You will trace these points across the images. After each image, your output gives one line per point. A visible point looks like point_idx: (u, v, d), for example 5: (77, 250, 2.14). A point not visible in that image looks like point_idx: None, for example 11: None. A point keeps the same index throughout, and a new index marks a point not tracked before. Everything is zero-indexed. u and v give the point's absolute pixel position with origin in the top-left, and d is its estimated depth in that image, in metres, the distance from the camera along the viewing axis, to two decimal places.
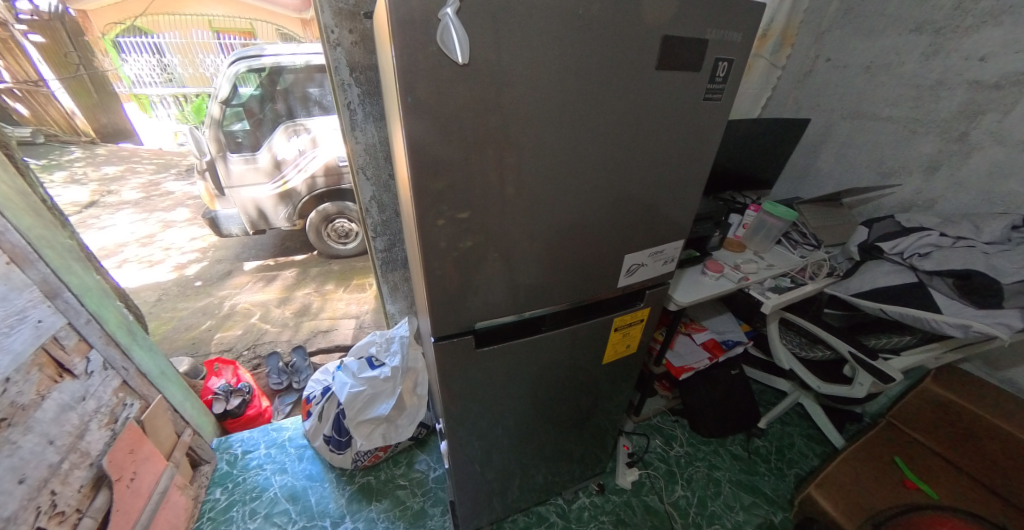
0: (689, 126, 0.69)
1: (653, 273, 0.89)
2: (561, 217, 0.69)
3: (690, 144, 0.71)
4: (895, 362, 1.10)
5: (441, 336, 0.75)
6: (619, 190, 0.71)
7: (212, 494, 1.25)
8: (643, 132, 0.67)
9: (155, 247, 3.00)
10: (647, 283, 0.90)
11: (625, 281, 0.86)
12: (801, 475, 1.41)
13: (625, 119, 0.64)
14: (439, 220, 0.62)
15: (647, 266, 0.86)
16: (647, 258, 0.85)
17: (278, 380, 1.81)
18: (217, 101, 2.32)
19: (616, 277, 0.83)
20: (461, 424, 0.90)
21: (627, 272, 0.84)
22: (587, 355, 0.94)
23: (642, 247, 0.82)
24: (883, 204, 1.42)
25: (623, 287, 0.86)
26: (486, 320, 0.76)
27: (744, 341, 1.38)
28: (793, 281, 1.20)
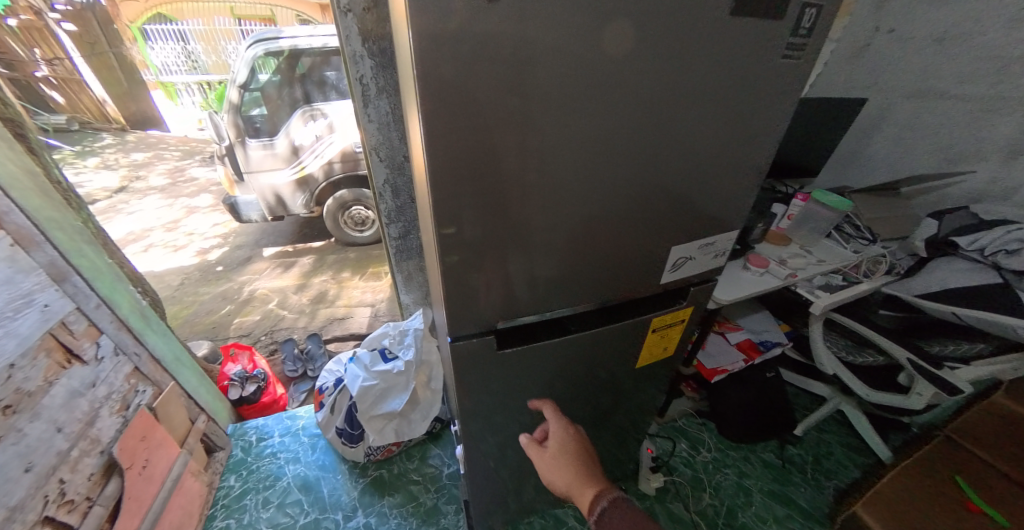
0: (751, 96, 0.59)
1: (699, 269, 0.80)
2: (593, 202, 0.61)
3: (749, 117, 0.61)
4: (962, 373, 0.95)
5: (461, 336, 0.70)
6: (663, 172, 0.61)
7: (226, 481, 1.25)
8: (697, 104, 0.56)
9: (179, 232, 3.06)
10: (693, 280, 0.82)
11: (668, 277, 0.77)
12: (841, 487, 1.29)
13: (675, 84, 0.53)
14: (456, 205, 0.54)
15: (695, 260, 0.77)
16: (696, 251, 0.76)
17: (293, 367, 1.81)
18: (235, 86, 2.28)
19: (659, 272, 0.76)
20: (477, 425, 0.84)
21: (672, 267, 0.76)
22: (614, 357, 0.87)
23: (693, 238, 0.73)
24: (950, 195, 1.27)
25: (667, 283, 0.78)
26: (509, 320, 0.70)
27: (783, 342, 1.26)
28: (845, 279, 1.08)
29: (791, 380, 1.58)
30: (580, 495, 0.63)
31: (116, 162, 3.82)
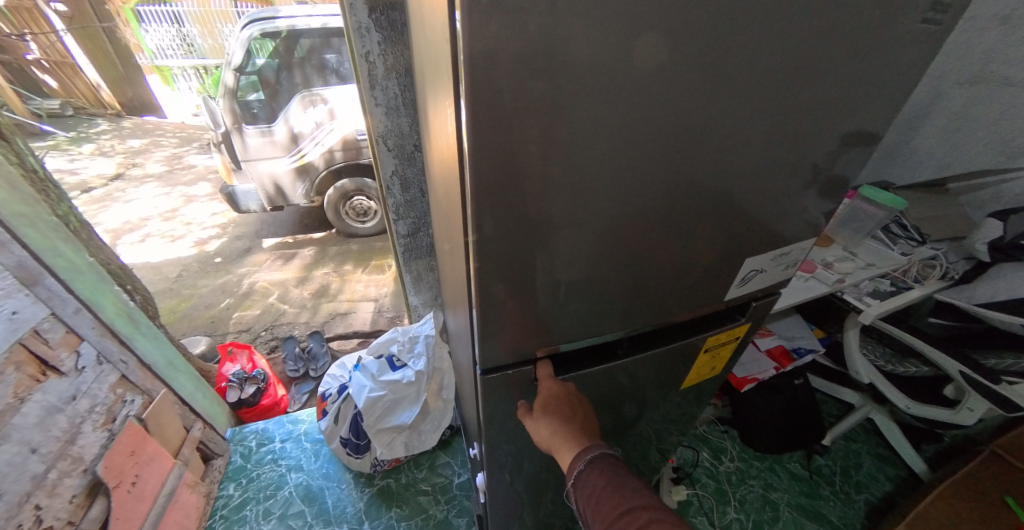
0: (878, 74, 0.44)
1: (768, 282, 0.70)
2: (657, 209, 0.47)
3: (865, 104, 0.47)
4: None
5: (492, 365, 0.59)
6: (743, 174, 0.48)
7: (225, 490, 1.18)
8: (815, 81, 0.42)
9: (177, 222, 2.97)
10: (758, 294, 0.73)
11: (734, 292, 0.68)
12: (873, 501, 1.23)
13: (795, 52, 0.38)
14: None
15: (766, 272, 0.67)
16: (768, 264, 0.66)
17: (294, 367, 1.74)
18: (231, 69, 2.15)
19: (727, 287, 0.65)
20: (498, 446, 0.76)
21: (741, 281, 0.66)
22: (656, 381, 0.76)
23: (770, 249, 0.63)
24: (1006, 191, 1.17)
25: (731, 299, 0.69)
26: (571, 342, 0.60)
27: (819, 350, 1.17)
28: (894, 284, 0.99)
29: (819, 387, 1.50)
30: (562, 456, 0.55)
31: (112, 148, 3.71)
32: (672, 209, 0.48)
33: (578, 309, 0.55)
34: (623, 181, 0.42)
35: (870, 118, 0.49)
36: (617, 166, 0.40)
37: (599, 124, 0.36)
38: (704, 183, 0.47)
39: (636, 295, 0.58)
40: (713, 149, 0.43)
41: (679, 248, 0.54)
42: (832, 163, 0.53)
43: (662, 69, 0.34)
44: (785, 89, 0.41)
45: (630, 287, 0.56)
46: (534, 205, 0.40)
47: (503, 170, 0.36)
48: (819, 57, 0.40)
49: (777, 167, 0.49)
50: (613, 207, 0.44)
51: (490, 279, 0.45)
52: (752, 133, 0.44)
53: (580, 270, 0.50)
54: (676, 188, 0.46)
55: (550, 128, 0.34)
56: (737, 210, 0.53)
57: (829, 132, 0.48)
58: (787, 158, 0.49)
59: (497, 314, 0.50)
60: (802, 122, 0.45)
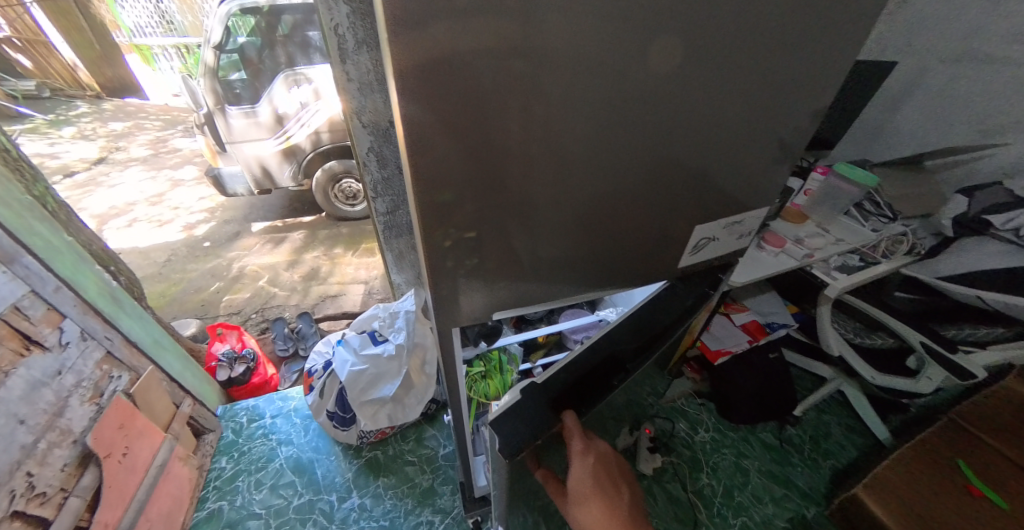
0: (835, 47, 0.45)
1: (721, 249, 0.71)
2: (617, 185, 0.48)
3: (824, 78, 0.48)
4: (978, 357, 0.91)
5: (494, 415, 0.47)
6: (702, 151, 0.49)
7: (217, 463, 1.22)
8: (771, 56, 0.42)
9: (164, 206, 2.94)
10: (711, 262, 0.73)
11: (687, 261, 0.68)
12: (838, 467, 1.29)
13: (749, 24, 0.38)
14: None
15: (718, 240, 0.68)
16: (720, 231, 0.66)
17: (283, 346, 1.76)
18: (210, 47, 2.10)
19: (678, 255, 0.65)
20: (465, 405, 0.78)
21: (692, 249, 0.66)
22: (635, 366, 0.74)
23: (720, 216, 0.62)
24: (982, 169, 1.19)
25: (684, 267, 0.69)
26: (508, 310, 0.57)
27: (791, 325, 1.21)
28: (863, 260, 1.01)
29: (793, 362, 1.54)
30: None
31: (94, 131, 3.63)
32: (634, 183, 0.49)
33: (547, 283, 0.56)
34: (581, 154, 0.42)
35: (829, 89, 0.49)
36: (573, 138, 0.40)
37: (551, 95, 0.36)
38: (664, 154, 0.48)
39: (602, 269, 0.59)
40: (670, 120, 0.44)
41: (644, 220, 0.55)
42: (794, 136, 0.54)
43: (614, 37, 0.34)
44: (741, 59, 0.41)
45: (594, 263, 0.57)
46: (492, 180, 0.40)
47: (456, 146, 0.35)
48: (776, 25, 0.40)
49: (738, 139, 0.50)
50: (574, 179, 0.44)
51: (454, 256, 0.45)
52: (708, 105, 0.44)
53: (546, 244, 0.50)
54: (638, 159, 0.46)
55: (501, 98, 0.34)
56: (698, 183, 0.54)
57: (789, 103, 0.49)
58: (747, 130, 0.50)
59: (462, 290, 0.50)
60: (761, 94, 0.46)
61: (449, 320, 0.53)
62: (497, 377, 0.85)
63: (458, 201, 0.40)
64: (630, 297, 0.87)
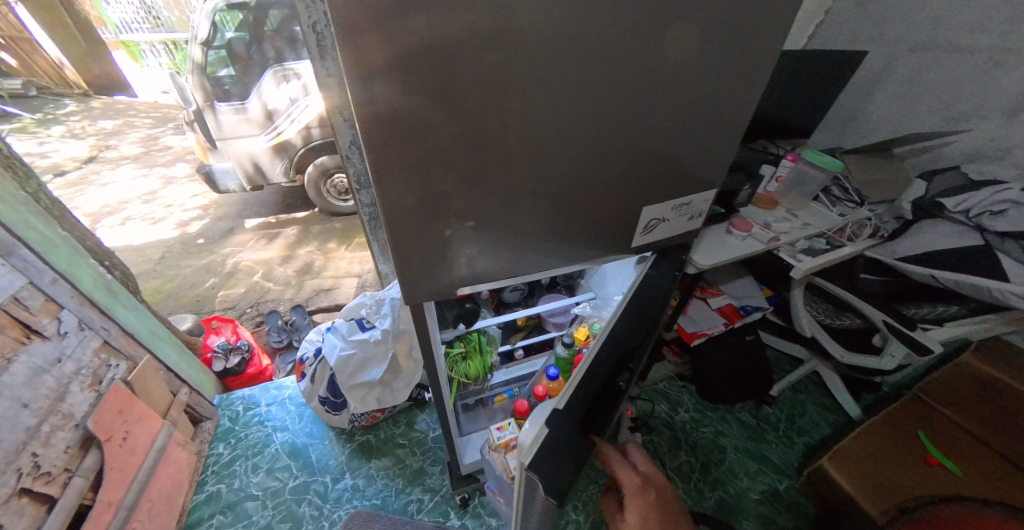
0: None
1: (673, 230, 0.77)
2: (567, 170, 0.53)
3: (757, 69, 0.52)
4: (935, 333, 0.96)
5: (529, 460, 0.49)
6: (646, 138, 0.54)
7: (215, 448, 1.27)
8: None
9: (157, 204, 2.95)
10: (666, 241, 0.79)
11: (641, 240, 0.73)
12: (811, 443, 1.35)
13: None
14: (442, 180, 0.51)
15: (668, 221, 0.73)
16: (670, 212, 0.72)
17: (278, 338, 1.80)
18: (197, 43, 2.09)
19: (631, 236, 0.71)
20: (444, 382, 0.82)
21: (644, 229, 0.72)
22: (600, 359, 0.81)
23: (669, 198, 0.68)
24: (945, 155, 1.24)
25: (640, 246, 0.74)
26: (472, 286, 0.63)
27: (764, 308, 1.27)
28: (829, 242, 1.06)
29: (772, 344, 1.61)
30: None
31: (83, 130, 3.60)
32: (581, 163, 0.56)
33: (510, 257, 0.62)
34: (526, 134, 0.49)
35: (750, 75, 0.56)
36: (515, 119, 0.47)
37: (489, 83, 0.44)
38: (605, 136, 0.54)
39: (562, 246, 0.65)
40: (602, 103, 0.51)
41: (597, 198, 0.61)
42: (728, 119, 0.61)
43: None
44: (658, 49, 0.48)
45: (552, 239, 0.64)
46: (444, 156, 0.47)
47: (407, 128, 0.44)
48: (685, 18, 0.47)
49: (673, 121, 0.57)
50: (524, 159, 0.51)
51: (417, 226, 0.52)
52: (634, 90, 0.51)
53: (504, 217, 0.57)
54: (580, 141, 0.53)
55: (443, 84, 0.42)
56: (643, 163, 0.60)
57: (714, 90, 0.56)
58: (679, 114, 0.56)
59: (428, 260, 0.57)
60: (683, 81, 0.53)
61: (420, 290, 0.60)
62: (477, 357, 0.90)
63: (415, 176, 0.48)
64: (604, 279, 0.98)
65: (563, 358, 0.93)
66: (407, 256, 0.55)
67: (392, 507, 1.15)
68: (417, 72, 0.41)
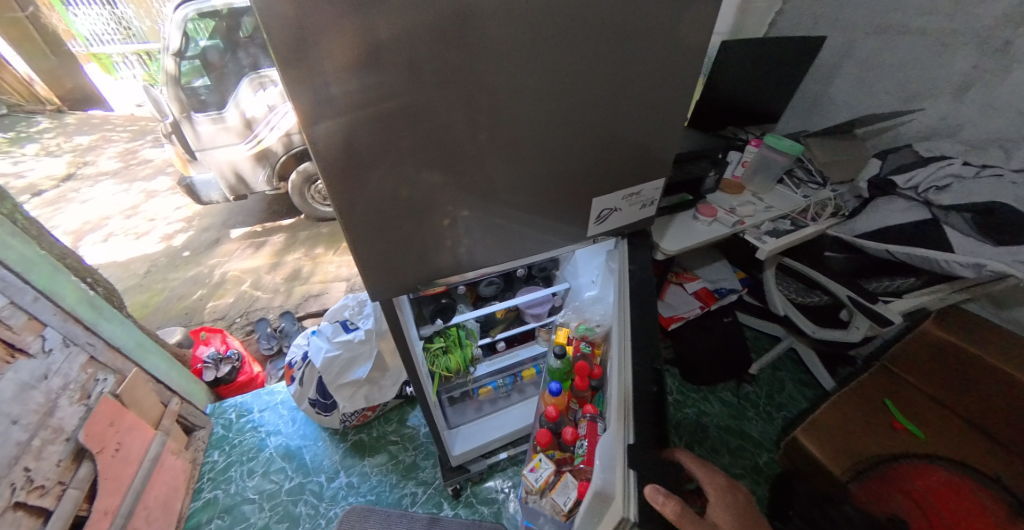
0: None
1: (628, 219, 0.81)
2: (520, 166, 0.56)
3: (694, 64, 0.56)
4: (895, 305, 1.01)
5: (635, 515, 0.44)
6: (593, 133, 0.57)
7: (210, 456, 1.29)
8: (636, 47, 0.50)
9: (139, 218, 2.91)
10: (625, 230, 0.83)
11: (595, 230, 0.79)
12: (790, 417, 1.41)
13: None
14: (401, 182, 0.54)
15: (621, 211, 0.78)
16: (621, 202, 0.76)
17: (268, 345, 1.82)
18: (169, 54, 2.06)
19: (585, 225, 0.76)
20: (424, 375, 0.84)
21: (598, 220, 0.77)
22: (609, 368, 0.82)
23: (617, 189, 0.73)
24: (903, 134, 1.29)
25: (595, 236, 0.80)
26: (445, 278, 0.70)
27: (738, 289, 1.33)
28: (793, 223, 1.10)
29: (750, 323, 1.67)
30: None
31: None
32: (529, 155, 0.61)
33: (467, 244, 0.67)
34: (472, 128, 0.54)
35: (686, 68, 0.61)
36: (459, 114, 0.52)
37: (432, 85, 0.48)
38: (551, 127, 0.59)
39: (518, 231, 0.70)
40: (545, 98, 0.55)
41: (551, 186, 0.66)
42: (671, 109, 0.65)
43: None
44: (591, 45, 0.53)
45: (509, 227, 0.68)
46: (391, 152, 0.52)
47: (357, 126, 0.48)
48: (614, 17, 0.51)
49: (615, 112, 0.61)
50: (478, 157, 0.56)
51: (377, 218, 0.57)
52: (574, 87, 0.56)
53: (462, 209, 0.62)
54: (526, 134, 0.58)
55: (388, 86, 0.46)
56: (591, 151, 0.65)
57: (653, 82, 0.60)
58: (620, 104, 0.61)
59: (392, 251, 0.61)
60: (619, 76, 0.57)
61: (386, 278, 0.64)
62: (457, 351, 0.93)
63: (369, 172, 0.52)
64: (576, 270, 1.07)
65: (557, 368, 0.95)
66: (370, 246, 0.59)
67: (387, 501, 1.18)
68: (362, 75, 0.44)
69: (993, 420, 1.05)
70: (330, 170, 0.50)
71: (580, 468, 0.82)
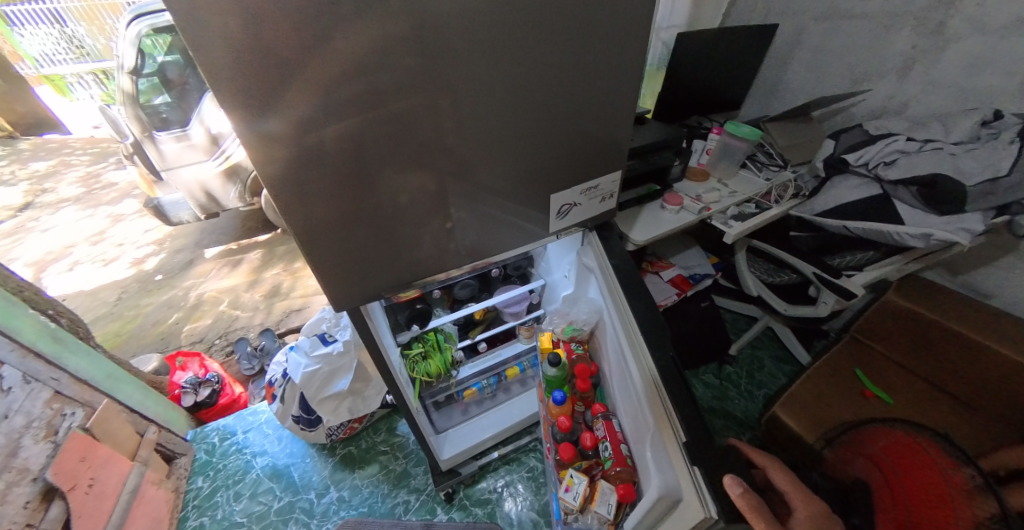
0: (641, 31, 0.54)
1: (590, 213, 0.82)
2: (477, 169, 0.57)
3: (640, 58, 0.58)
4: (857, 279, 1.06)
5: (717, 512, 0.47)
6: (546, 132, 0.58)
7: (194, 483, 1.26)
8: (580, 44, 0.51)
9: (107, 244, 2.77)
10: (587, 223, 0.84)
11: (558, 225, 0.79)
12: (770, 394, 1.45)
13: None
14: (355, 193, 0.55)
15: (581, 205, 0.79)
16: (580, 197, 0.77)
17: (249, 365, 1.78)
18: (125, 72, 1.99)
19: (548, 222, 0.77)
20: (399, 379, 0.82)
21: (559, 215, 0.77)
22: (613, 362, 0.83)
23: (577, 184, 0.74)
24: (855, 114, 1.35)
25: (558, 230, 0.80)
26: (416, 285, 0.70)
27: (712, 274, 1.38)
28: (757, 206, 1.14)
29: (727, 306, 1.72)
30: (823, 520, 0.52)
31: None
32: (489, 157, 0.61)
33: (433, 249, 0.67)
34: (425, 133, 0.54)
35: (634, 61, 0.62)
36: (412, 118, 0.52)
37: (382, 92, 0.49)
38: (508, 127, 0.59)
39: (487, 233, 0.71)
40: (496, 102, 0.56)
41: (515, 185, 0.67)
42: (625, 102, 0.67)
43: None
44: (537, 44, 0.54)
45: (476, 230, 0.69)
46: (347, 160, 0.52)
47: (307, 137, 0.48)
48: (556, 16, 0.53)
49: (569, 108, 0.62)
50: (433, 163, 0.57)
51: (338, 229, 0.57)
52: (524, 88, 0.57)
53: (422, 214, 0.61)
54: (482, 137, 0.58)
55: (337, 97, 0.47)
56: (550, 148, 0.66)
57: (604, 77, 0.62)
58: (574, 101, 0.62)
59: (355, 262, 0.61)
60: (569, 75, 0.59)
61: (356, 287, 0.64)
62: (437, 355, 0.93)
63: (324, 182, 0.52)
64: (549, 266, 1.09)
65: (554, 377, 0.92)
66: (332, 256, 0.59)
67: (379, 512, 1.17)
68: (309, 88, 0.45)
69: (953, 379, 1.12)
70: (287, 182, 0.50)
71: (612, 473, 0.76)
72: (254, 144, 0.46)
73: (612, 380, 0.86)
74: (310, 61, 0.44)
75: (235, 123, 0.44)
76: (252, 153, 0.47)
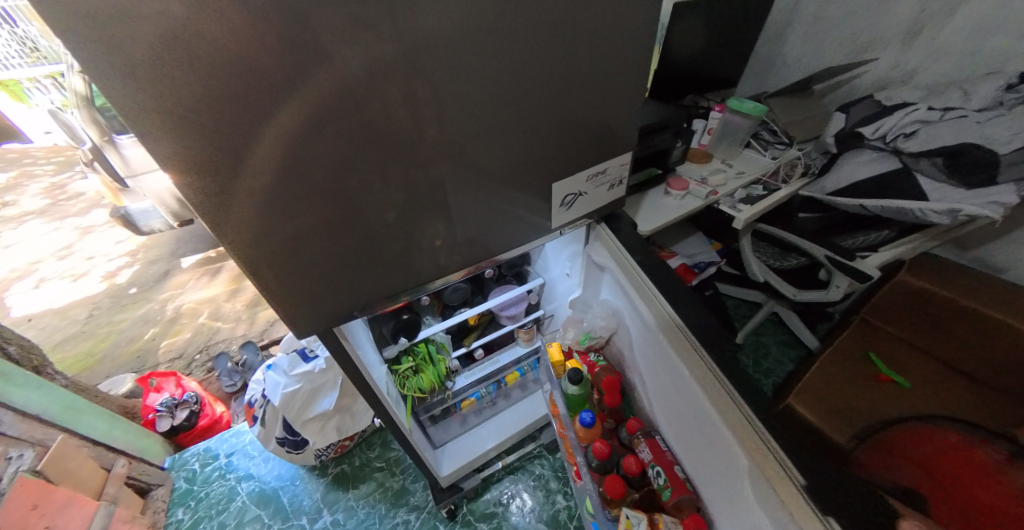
0: None
1: (597, 202, 0.74)
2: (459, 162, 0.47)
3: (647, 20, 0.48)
4: (872, 260, 0.99)
5: None
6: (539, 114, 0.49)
7: (174, 515, 1.14)
8: None
9: (75, 258, 2.59)
10: (593, 214, 0.76)
11: (562, 218, 0.71)
12: (778, 382, 1.40)
13: None
14: (309, 196, 0.44)
15: (587, 194, 0.70)
16: (586, 185, 0.69)
17: (230, 382, 1.68)
18: (75, 73, 1.83)
19: (544, 218, 0.68)
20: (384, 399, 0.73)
21: (563, 206, 0.69)
22: (650, 373, 0.72)
23: (576, 172, 0.65)
24: (858, 87, 1.28)
25: (562, 224, 0.72)
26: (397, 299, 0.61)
27: (716, 261, 1.31)
28: (765, 188, 1.07)
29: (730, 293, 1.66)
30: None
31: None
32: (471, 147, 0.51)
33: (412, 257, 0.58)
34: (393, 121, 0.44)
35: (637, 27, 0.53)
36: (377, 102, 0.41)
37: (332, 67, 0.38)
38: (493, 110, 0.50)
39: (475, 235, 0.62)
40: (478, 81, 0.46)
41: (504, 179, 0.58)
42: (629, 75, 0.57)
43: None
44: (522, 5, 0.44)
45: (463, 232, 0.60)
46: (295, 159, 0.41)
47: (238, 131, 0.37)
48: None
49: (565, 83, 0.53)
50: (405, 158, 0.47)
51: (292, 242, 0.46)
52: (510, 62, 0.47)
53: (398, 220, 0.52)
54: (462, 124, 0.49)
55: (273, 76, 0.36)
56: (544, 132, 0.56)
57: (604, 48, 0.52)
58: (571, 75, 0.52)
59: (320, 278, 0.51)
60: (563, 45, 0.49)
61: (324, 307, 0.54)
62: (429, 368, 0.85)
63: (266, 186, 0.41)
64: (546, 264, 1.02)
65: (576, 395, 0.83)
66: (289, 276, 0.49)
67: None
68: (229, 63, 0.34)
69: (968, 358, 1.08)
70: (216, 186, 0.39)
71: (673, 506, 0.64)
72: (160, 138, 0.35)
73: (651, 395, 0.74)
74: (215, 22, 0.32)
75: (126, 107, 0.33)
76: (157, 149, 0.35)
